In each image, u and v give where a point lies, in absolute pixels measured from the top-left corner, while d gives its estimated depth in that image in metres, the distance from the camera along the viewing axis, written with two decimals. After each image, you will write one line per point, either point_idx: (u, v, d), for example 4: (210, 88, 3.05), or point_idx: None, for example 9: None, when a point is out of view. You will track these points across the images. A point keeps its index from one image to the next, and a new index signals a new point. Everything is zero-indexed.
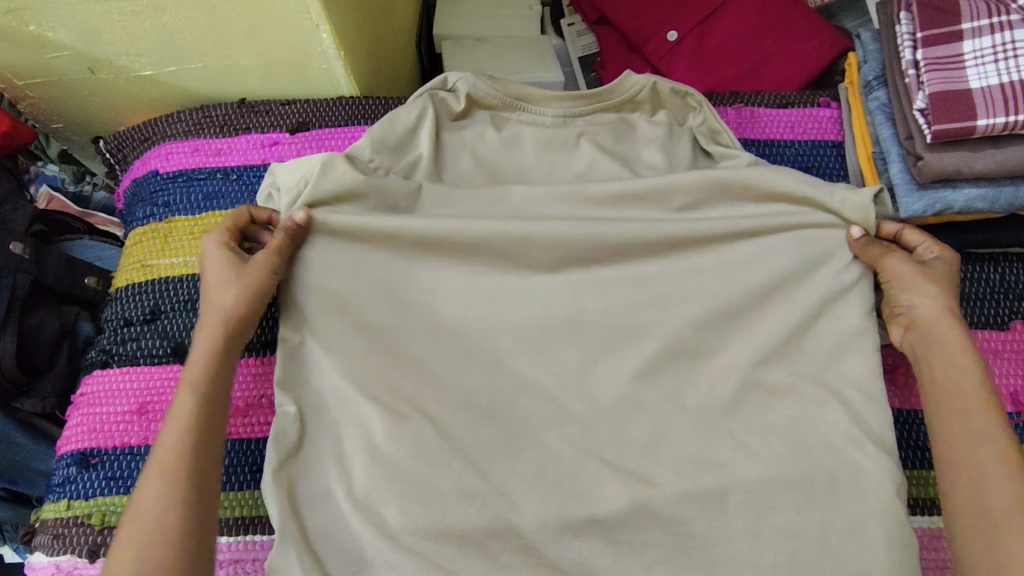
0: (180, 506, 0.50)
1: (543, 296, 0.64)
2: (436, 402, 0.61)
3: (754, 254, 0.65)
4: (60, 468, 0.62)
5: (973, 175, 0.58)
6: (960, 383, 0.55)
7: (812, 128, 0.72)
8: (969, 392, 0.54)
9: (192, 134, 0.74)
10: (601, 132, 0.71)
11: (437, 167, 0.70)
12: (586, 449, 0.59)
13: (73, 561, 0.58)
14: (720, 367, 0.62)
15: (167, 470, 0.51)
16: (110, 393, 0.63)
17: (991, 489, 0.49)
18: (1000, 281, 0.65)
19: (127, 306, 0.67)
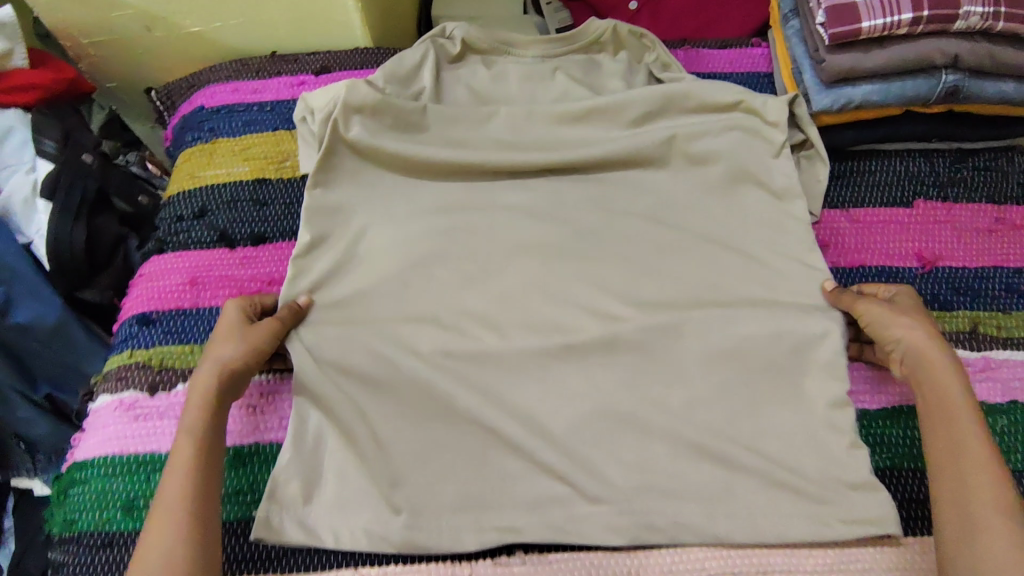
0: (191, 542, 0.54)
1: (529, 191, 0.79)
2: (442, 267, 0.75)
3: (700, 152, 0.79)
4: (122, 329, 0.73)
5: (867, 72, 0.73)
6: (947, 402, 0.59)
7: (746, 63, 0.88)
8: (955, 407, 0.59)
9: (232, 78, 0.89)
10: (573, 67, 0.86)
11: (438, 95, 0.84)
12: (566, 304, 0.73)
13: (134, 395, 0.68)
14: (673, 238, 0.76)
15: (171, 519, 0.55)
16: (166, 270, 0.75)
17: (972, 492, 0.55)
18: (905, 170, 0.79)
19: (179, 207, 0.79)
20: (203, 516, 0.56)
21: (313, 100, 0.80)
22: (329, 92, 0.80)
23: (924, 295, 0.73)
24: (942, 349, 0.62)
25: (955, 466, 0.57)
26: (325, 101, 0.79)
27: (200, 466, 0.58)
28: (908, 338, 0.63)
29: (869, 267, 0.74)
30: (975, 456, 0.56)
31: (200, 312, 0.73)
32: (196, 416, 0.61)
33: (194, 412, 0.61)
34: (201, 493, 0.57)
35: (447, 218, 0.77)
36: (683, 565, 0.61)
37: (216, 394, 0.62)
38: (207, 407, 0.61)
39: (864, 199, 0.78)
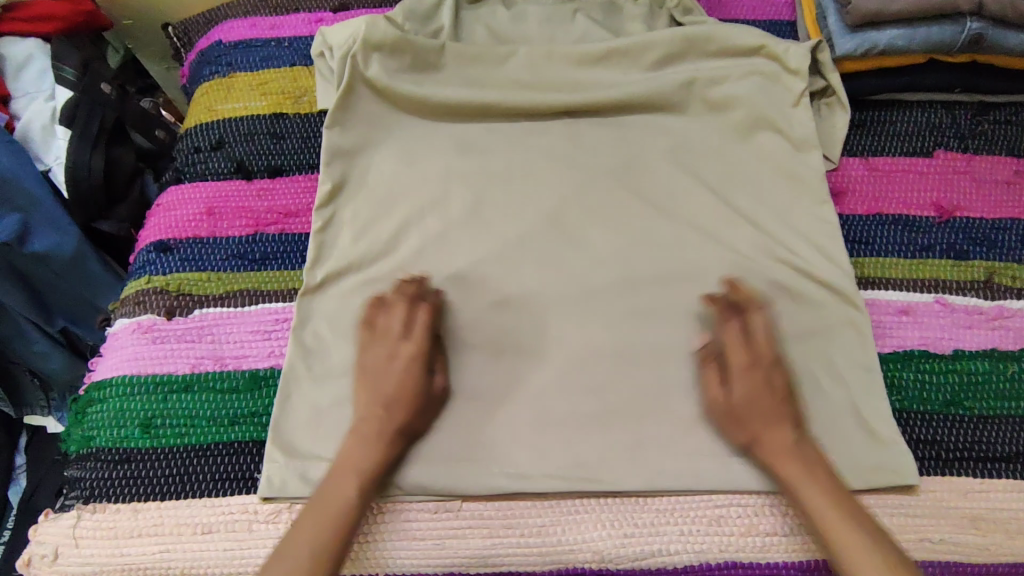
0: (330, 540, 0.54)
1: (545, 128, 0.78)
2: (457, 203, 0.73)
3: (720, 96, 0.77)
4: (140, 256, 0.73)
5: (891, 16, 0.72)
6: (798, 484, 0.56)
7: (769, 11, 0.87)
8: (798, 479, 0.56)
9: (250, 14, 0.88)
10: (593, 10, 0.85)
11: (456, 34, 0.83)
12: (581, 245, 0.71)
13: (151, 319, 0.69)
14: (692, 182, 0.74)
15: (316, 517, 0.55)
16: (183, 200, 0.75)
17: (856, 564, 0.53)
18: (925, 121, 0.79)
19: (196, 139, 0.80)
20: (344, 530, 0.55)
21: (332, 36, 0.79)
22: (349, 28, 0.78)
23: (941, 244, 0.72)
24: (789, 424, 0.58)
25: (845, 540, 0.54)
26: (345, 38, 0.78)
27: (352, 461, 0.58)
28: (779, 391, 0.59)
29: (887, 216, 0.74)
30: (887, 544, 0.54)
31: (217, 242, 0.73)
32: (353, 492, 0.56)
33: (342, 497, 0.56)
34: (330, 489, 0.57)
35: (464, 156, 0.75)
36: (687, 494, 0.62)
37: (374, 471, 0.58)
38: (360, 488, 0.57)
39: (881, 148, 0.77)
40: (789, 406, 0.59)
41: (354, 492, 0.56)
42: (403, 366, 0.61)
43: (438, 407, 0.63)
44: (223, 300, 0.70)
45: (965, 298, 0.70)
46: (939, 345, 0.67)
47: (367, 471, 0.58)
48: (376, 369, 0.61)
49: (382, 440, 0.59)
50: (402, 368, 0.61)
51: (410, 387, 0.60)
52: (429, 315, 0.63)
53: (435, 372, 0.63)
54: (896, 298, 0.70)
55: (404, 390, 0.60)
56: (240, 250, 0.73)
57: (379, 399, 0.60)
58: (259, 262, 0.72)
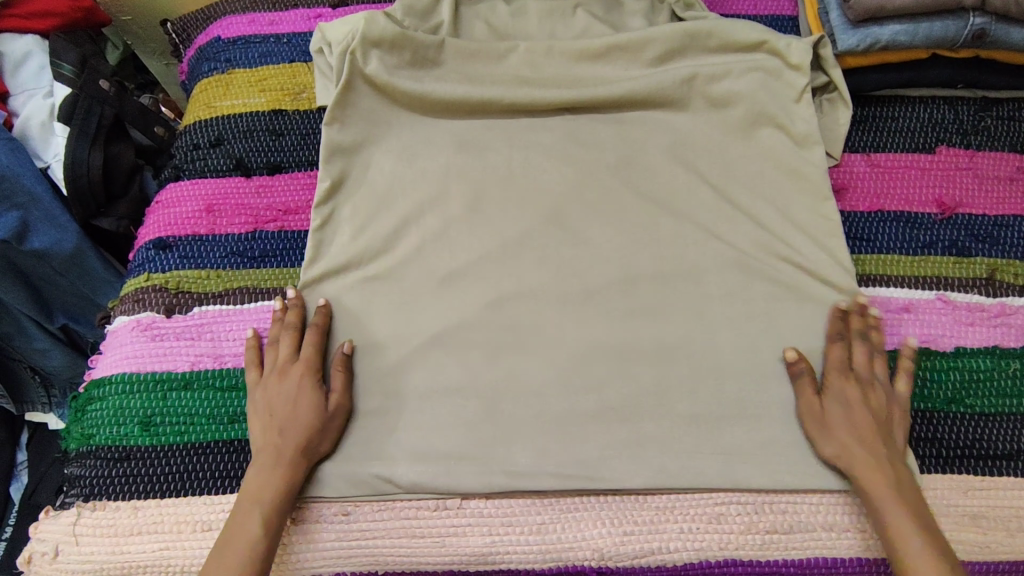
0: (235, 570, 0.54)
1: (545, 124, 0.77)
2: (456, 201, 0.72)
3: (721, 92, 0.76)
4: (140, 253, 0.73)
5: (894, 11, 0.72)
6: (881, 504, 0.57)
7: (771, 5, 0.86)
8: (885, 500, 0.57)
9: (249, 10, 0.88)
10: (594, 4, 0.84)
11: (456, 29, 0.83)
12: (581, 242, 0.71)
13: (151, 317, 0.69)
14: (692, 179, 0.74)
15: (226, 547, 0.56)
16: (182, 197, 0.75)
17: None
18: (927, 117, 0.78)
19: (194, 136, 0.79)
20: (253, 562, 0.55)
21: (331, 32, 0.79)
22: (347, 24, 0.78)
23: (943, 241, 0.72)
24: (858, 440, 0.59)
25: (909, 551, 0.54)
26: (343, 33, 0.78)
27: (263, 492, 0.58)
28: (876, 416, 0.61)
29: (889, 212, 0.74)
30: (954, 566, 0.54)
31: (217, 239, 0.73)
32: (256, 523, 0.56)
33: (246, 530, 0.56)
34: (241, 517, 0.57)
35: (463, 153, 0.75)
36: (688, 492, 0.62)
37: (273, 498, 0.58)
38: (263, 520, 0.57)
39: (883, 144, 0.77)
40: (886, 430, 0.60)
41: (257, 521, 0.56)
42: (303, 391, 0.62)
43: (338, 427, 0.62)
44: (223, 298, 0.70)
45: (967, 295, 0.70)
46: (941, 343, 0.67)
47: (278, 494, 0.58)
48: (271, 393, 0.62)
49: (279, 465, 0.59)
50: (294, 388, 0.62)
51: (301, 413, 0.61)
52: (314, 336, 0.65)
53: (329, 391, 0.63)
54: (898, 296, 0.69)
55: (310, 414, 0.61)
56: (239, 248, 0.72)
57: (279, 423, 0.61)
58: (258, 259, 0.72)
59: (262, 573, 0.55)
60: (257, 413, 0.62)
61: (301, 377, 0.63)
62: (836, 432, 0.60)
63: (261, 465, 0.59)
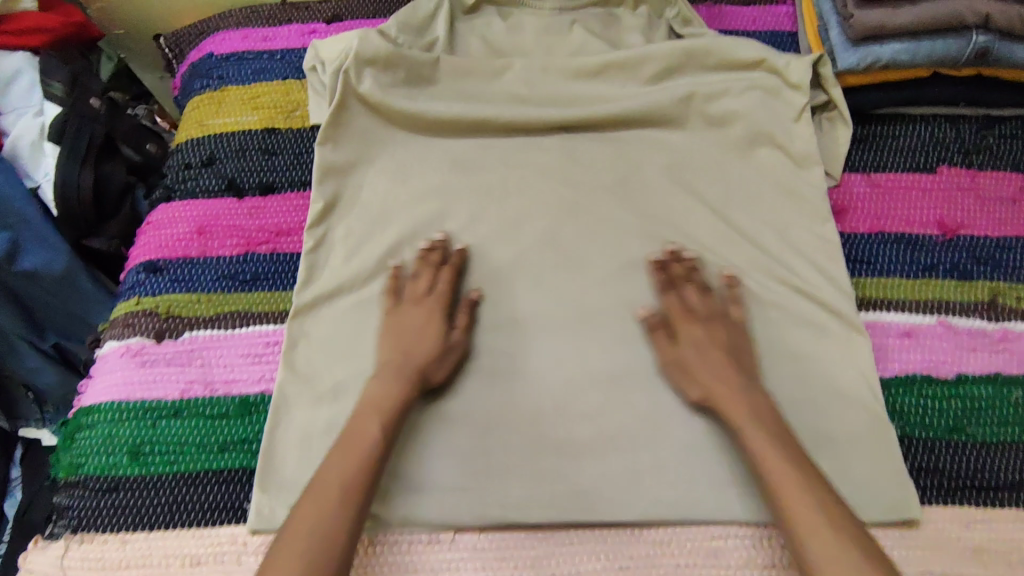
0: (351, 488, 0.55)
1: (541, 141, 0.76)
2: (451, 222, 0.72)
3: (720, 110, 0.75)
4: (130, 276, 0.72)
5: (896, 29, 0.70)
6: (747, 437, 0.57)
7: (770, 21, 0.85)
8: (752, 440, 0.57)
9: (242, 26, 0.87)
10: (591, 20, 0.83)
11: (452, 46, 0.82)
12: (578, 263, 0.70)
13: (140, 342, 0.68)
14: (691, 199, 0.73)
15: (342, 459, 0.56)
16: (173, 218, 0.74)
17: (827, 538, 0.51)
18: (929, 136, 0.77)
19: (187, 155, 0.78)
20: (367, 476, 0.56)
21: (325, 49, 0.78)
22: (341, 42, 0.78)
23: (944, 264, 0.71)
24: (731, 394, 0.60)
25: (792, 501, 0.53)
26: (337, 52, 0.77)
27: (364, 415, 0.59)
28: (727, 351, 0.63)
29: (889, 234, 0.72)
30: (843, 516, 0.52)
31: (208, 262, 0.72)
32: (377, 429, 0.58)
33: (367, 437, 0.57)
34: (348, 433, 0.58)
35: (458, 172, 0.74)
36: (684, 526, 0.61)
37: (393, 410, 0.59)
38: (384, 424, 0.58)
39: (884, 164, 0.76)
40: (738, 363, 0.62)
41: (380, 428, 0.58)
42: (422, 318, 0.65)
43: (456, 360, 0.64)
44: (214, 323, 0.69)
45: (968, 319, 0.68)
46: (942, 369, 0.66)
47: (385, 412, 0.59)
48: (404, 316, 0.65)
49: (396, 379, 0.61)
50: (427, 316, 0.65)
51: (412, 332, 0.64)
52: (451, 276, 0.67)
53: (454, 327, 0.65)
54: (899, 321, 0.68)
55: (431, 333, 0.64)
56: (231, 270, 0.71)
57: (403, 348, 0.63)
58: (250, 282, 0.71)
59: (377, 478, 0.56)
60: (386, 340, 0.64)
61: (432, 307, 0.65)
62: (699, 370, 0.62)
63: (382, 380, 0.61)
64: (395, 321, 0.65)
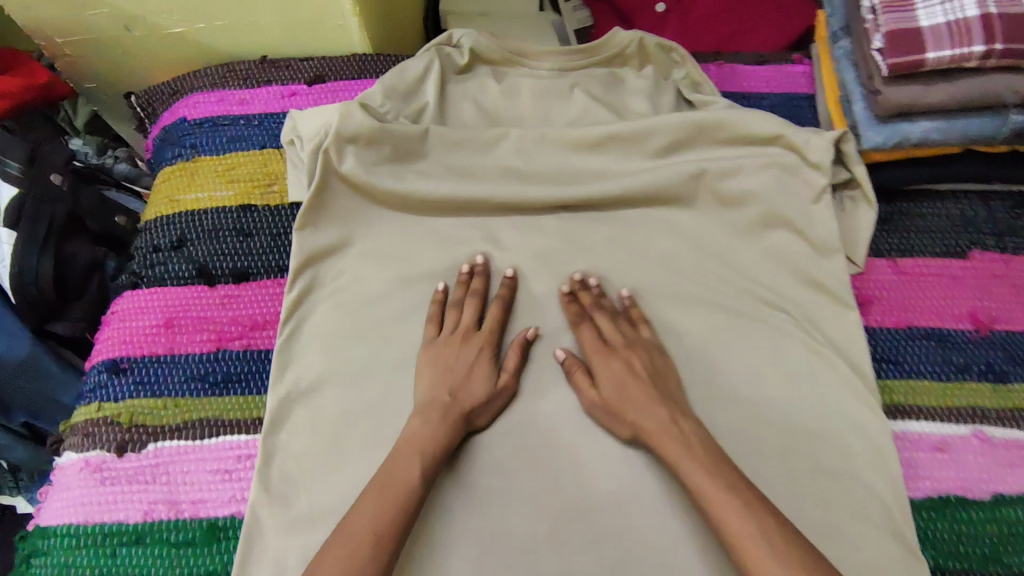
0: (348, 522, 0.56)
1: (539, 222, 0.70)
2: (440, 317, 0.65)
3: (736, 190, 0.69)
4: (91, 376, 0.67)
5: (928, 108, 0.64)
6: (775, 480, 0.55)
7: (787, 83, 0.79)
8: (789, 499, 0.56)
9: (217, 86, 0.81)
10: (593, 83, 0.77)
11: (442, 113, 0.75)
12: (579, 364, 0.63)
13: (101, 456, 0.63)
14: (704, 291, 0.66)
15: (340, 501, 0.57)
16: (139, 310, 0.69)
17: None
18: (959, 215, 0.71)
19: (155, 235, 0.72)
20: None
21: (303, 125, 0.72)
22: (320, 118, 0.72)
23: (978, 365, 0.65)
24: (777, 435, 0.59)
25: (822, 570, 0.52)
26: (316, 129, 0.71)
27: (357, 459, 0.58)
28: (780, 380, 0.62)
29: (918, 329, 0.67)
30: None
31: (176, 361, 0.66)
32: (415, 472, 0.52)
33: (359, 477, 0.57)
34: (346, 471, 0.58)
35: (446, 258, 0.68)
36: None
37: (435, 450, 0.54)
38: (375, 463, 0.58)
39: (912, 247, 0.70)
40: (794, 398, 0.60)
41: (373, 466, 0.58)
42: (407, 343, 0.63)
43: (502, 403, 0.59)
44: (181, 433, 0.63)
45: (1005, 430, 0.63)
46: (976, 489, 0.60)
47: (425, 452, 0.54)
48: (447, 356, 0.60)
49: (408, 410, 0.60)
50: (414, 340, 0.64)
51: (385, 358, 0.63)
52: (413, 295, 0.66)
53: (501, 369, 0.60)
54: (929, 432, 0.62)
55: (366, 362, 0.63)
56: (200, 371, 0.66)
57: (389, 375, 0.62)
58: (221, 385, 0.65)
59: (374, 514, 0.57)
60: (362, 365, 0.63)
61: (407, 326, 0.64)
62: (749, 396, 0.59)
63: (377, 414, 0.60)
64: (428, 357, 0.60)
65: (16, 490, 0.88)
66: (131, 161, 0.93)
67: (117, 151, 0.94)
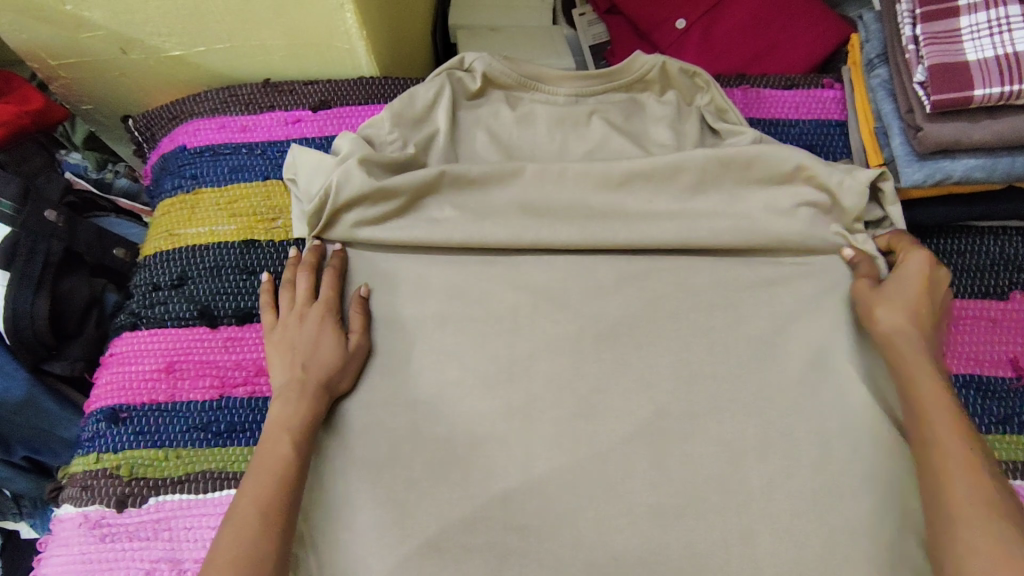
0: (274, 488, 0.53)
1: (555, 259, 0.67)
2: (454, 362, 0.62)
3: (764, 226, 0.65)
4: (90, 424, 0.64)
5: (971, 145, 0.61)
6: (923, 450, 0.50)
7: (816, 108, 0.75)
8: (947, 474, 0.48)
9: (218, 112, 0.77)
10: (613, 110, 0.73)
11: (453, 143, 0.72)
12: (600, 414, 0.60)
13: (101, 511, 0.60)
14: (732, 336, 0.63)
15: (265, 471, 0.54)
16: (139, 353, 0.66)
17: None
18: (999, 253, 0.68)
19: (156, 273, 0.70)
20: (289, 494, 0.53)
21: (302, 176, 0.68)
22: (318, 171, 0.68)
23: (1019, 414, 0.62)
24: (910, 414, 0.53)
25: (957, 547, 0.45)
26: (314, 184, 0.67)
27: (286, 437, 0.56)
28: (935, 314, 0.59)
29: (955, 376, 0.63)
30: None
31: (177, 409, 0.63)
32: (290, 447, 0.55)
33: (281, 452, 0.55)
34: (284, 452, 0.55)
35: (458, 299, 0.65)
36: None
37: (304, 426, 0.57)
38: (294, 443, 0.55)
39: (949, 288, 0.66)
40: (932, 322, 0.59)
41: (290, 446, 0.55)
42: (326, 331, 0.62)
43: (357, 366, 0.62)
44: (183, 486, 0.60)
45: None
46: None
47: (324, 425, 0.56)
48: (291, 335, 0.62)
49: (305, 397, 0.58)
50: (315, 329, 0.62)
51: (302, 343, 0.61)
52: (331, 277, 0.65)
53: (349, 333, 0.63)
54: None
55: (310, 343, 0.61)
56: (203, 420, 0.63)
57: (297, 358, 0.60)
58: (224, 435, 0.62)
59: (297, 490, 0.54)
60: (274, 355, 0.61)
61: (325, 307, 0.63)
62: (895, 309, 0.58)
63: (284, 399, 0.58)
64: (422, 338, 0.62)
65: (18, 517, 0.83)
66: (130, 173, 0.95)
67: (117, 165, 0.96)
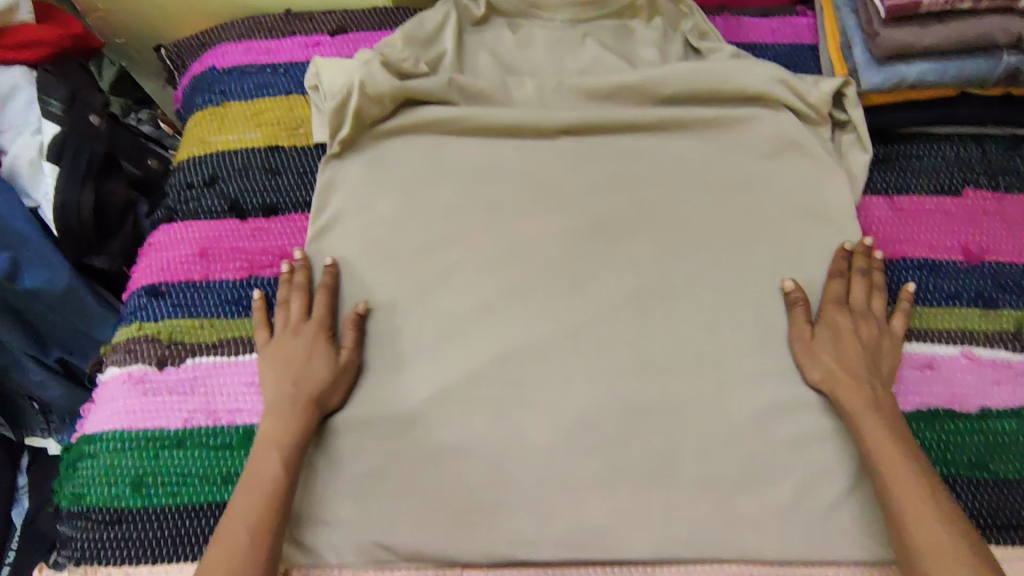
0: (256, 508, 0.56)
1: (552, 154, 0.73)
2: (460, 245, 0.69)
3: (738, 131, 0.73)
4: (131, 300, 0.71)
5: (924, 50, 0.68)
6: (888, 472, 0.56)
7: (790, 33, 0.83)
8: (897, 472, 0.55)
9: (244, 37, 0.85)
10: (604, 33, 0.81)
11: (459, 60, 0.79)
12: (585, 289, 0.67)
13: (143, 369, 0.67)
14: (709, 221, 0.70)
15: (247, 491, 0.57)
16: (174, 240, 0.73)
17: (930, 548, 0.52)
18: (954, 155, 0.75)
19: (188, 174, 0.77)
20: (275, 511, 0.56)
21: (326, 75, 0.76)
22: (343, 73, 0.75)
23: (969, 291, 0.69)
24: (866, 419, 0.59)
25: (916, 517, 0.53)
26: (339, 83, 0.75)
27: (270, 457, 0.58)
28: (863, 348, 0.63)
29: (912, 260, 0.70)
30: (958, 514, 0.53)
31: (211, 286, 0.70)
32: (275, 465, 0.58)
33: (267, 473, 0.58)
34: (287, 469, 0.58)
35: (463, 194, 0.71)
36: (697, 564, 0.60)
37: (292, 446, 0.59)
38: (280, 462, 0.58)
39: (908, 185, 0.74)
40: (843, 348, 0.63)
41: (278, 465, 0.58)
42: (318, 348, 0.64)
43: (349, 379, 0.64)
44: (217, 349, 0.67)
45: (991, 351, 0.67)
46: (964, 403, 0.65)
47: (283, 445, 0.59)
48: (286, 347, 0.64)
49: (299, 413, 0.61)
50: (306, 344, 0.64)
51: (314, 362, 0.63)
52: (325, 298, 0.66)
53: (341, 346, 0.65)
54: (919, 352, 0.66)
55: (302, 359, 0.63)
56: (234, 295, 0.70)
57: (293, 375, 0.62)
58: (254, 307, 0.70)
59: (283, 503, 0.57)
60: (271, 369, 0.63)
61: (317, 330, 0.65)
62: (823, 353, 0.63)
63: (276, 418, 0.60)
64: (280, 346, 0.65)
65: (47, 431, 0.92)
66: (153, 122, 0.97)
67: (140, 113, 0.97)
